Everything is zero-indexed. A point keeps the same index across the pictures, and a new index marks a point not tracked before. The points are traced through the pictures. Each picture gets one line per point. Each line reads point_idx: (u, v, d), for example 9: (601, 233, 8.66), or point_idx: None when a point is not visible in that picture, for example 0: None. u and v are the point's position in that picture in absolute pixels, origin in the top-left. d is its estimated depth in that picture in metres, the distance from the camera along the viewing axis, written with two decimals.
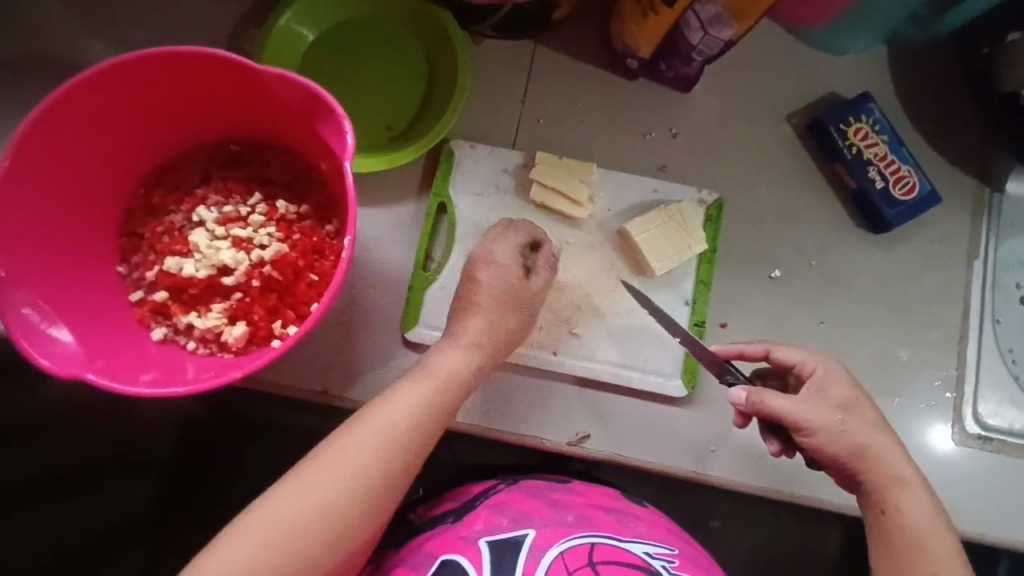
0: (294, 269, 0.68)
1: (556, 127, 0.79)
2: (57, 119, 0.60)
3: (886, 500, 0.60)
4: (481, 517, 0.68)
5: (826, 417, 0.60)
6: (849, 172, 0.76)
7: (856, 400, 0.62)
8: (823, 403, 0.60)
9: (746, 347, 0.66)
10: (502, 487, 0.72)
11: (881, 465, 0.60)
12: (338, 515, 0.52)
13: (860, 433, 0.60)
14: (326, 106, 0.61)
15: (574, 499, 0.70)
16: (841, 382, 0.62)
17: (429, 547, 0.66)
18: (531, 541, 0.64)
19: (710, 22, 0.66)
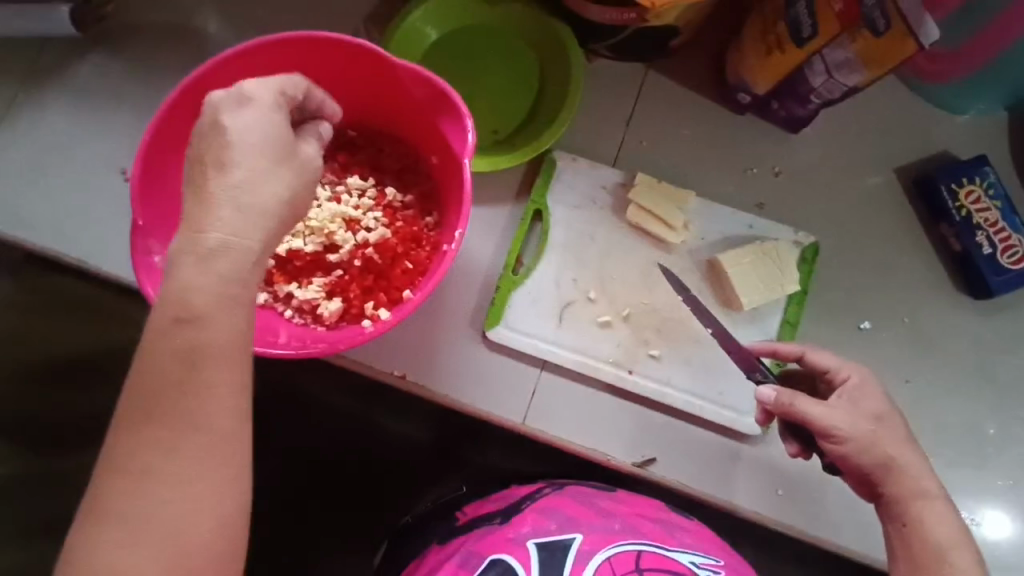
0: (393, 254, 0.71)
1: (658, 151, 0.80)
2: (207, 86, 0.65)
3: (910, 513, 0.58)
4: (529, 520, 0.69)
5: (859, 426, 0.59)
6: (955, 233, 0.75)
7: (888, 413, 0.60)
8: (856, 413, 0.59)
9: (781, 346, 0.66)
10: (549, 489, 0.74)
11: (907, 479, 0.59)
12: (183, 486, 0.43)
13: (891, 447, 0.59)
14: (451, 104, 0.65)
15: (619, 508, 0.72)
16: (875, 394, 0.61)
17: (478, 546, 0.68)
18: (577, 545, 0.66)
19: (837, 66, 0.66)
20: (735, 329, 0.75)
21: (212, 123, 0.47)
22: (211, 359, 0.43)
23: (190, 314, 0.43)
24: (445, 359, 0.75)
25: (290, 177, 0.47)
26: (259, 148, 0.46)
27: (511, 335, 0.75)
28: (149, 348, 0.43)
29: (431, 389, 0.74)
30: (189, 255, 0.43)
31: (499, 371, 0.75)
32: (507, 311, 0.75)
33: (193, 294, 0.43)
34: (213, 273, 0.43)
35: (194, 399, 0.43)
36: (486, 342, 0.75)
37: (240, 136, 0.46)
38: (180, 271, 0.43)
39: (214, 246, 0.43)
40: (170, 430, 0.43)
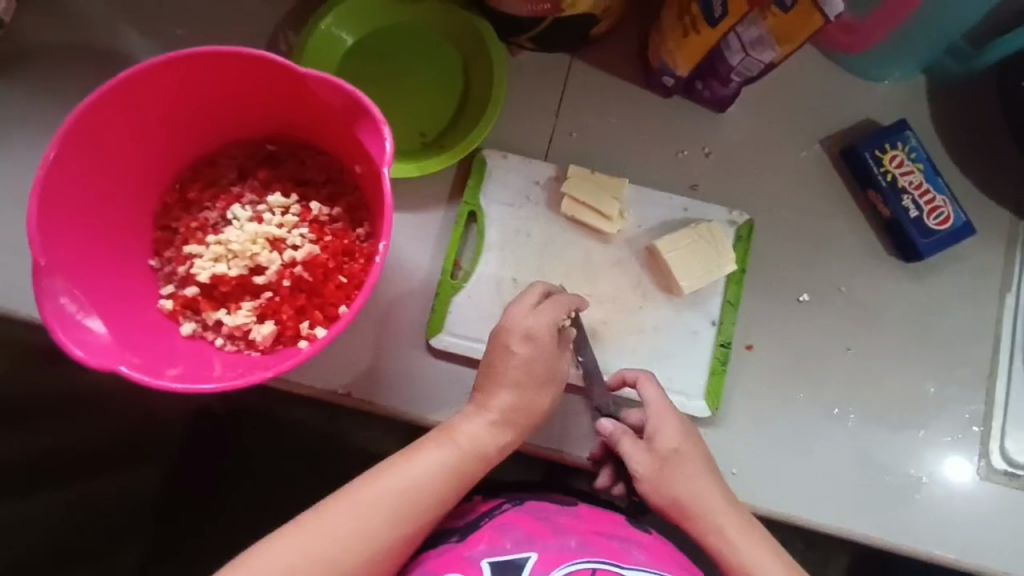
0: (324, 270, 0.69)
1: (589, 141, 0.79)
2: (102, 111, 0.61)
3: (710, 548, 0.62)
4: (485, 537, 0.70)
5: (653, 467, 0.64)
6: (883, 200, 0.76)
7: (692, 450, 0.64)
8: (655, 454, 0.64)
9: (627, 372, 0.69)
10: (508, 505, 0.75)
11: (706, 520, 0.62)
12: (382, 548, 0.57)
13: (680, 485, 0.63)
14: (366, 111, 0.63)
15: (578, 524, 0.71)
16: (685, 434, 0.65)
17: (432, 565, 0.69)
18: (531, 565, 0.66)
19: (751, 45, 0.66)
20: (677, 314, 0.75)
21: (519, 333, 0.63)
22: (457, 472, 0.61)
23: (467, 450, 0.62)
24: (390, 372, 0.73)
25: (552, 397, 0.66)
26: (542, 371, 0.64)
27: (455, 341, 0.73)
28: (415, 450, 0.61)
29: (378, 403, 0.73)
30: (482, 419, 0.63)
31: (448, 380, 0.73)
32: (449, 318, 0.74)
33: (481, 441, 0.63)
34: (490, 436, 0.63)
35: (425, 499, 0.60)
36: (430, 350, 0.74)
37: (529, 357, 0.63)
38: (480, 425, 0.63)
39: (473, 435, 0.63)
40: (391, 505, 0.58)
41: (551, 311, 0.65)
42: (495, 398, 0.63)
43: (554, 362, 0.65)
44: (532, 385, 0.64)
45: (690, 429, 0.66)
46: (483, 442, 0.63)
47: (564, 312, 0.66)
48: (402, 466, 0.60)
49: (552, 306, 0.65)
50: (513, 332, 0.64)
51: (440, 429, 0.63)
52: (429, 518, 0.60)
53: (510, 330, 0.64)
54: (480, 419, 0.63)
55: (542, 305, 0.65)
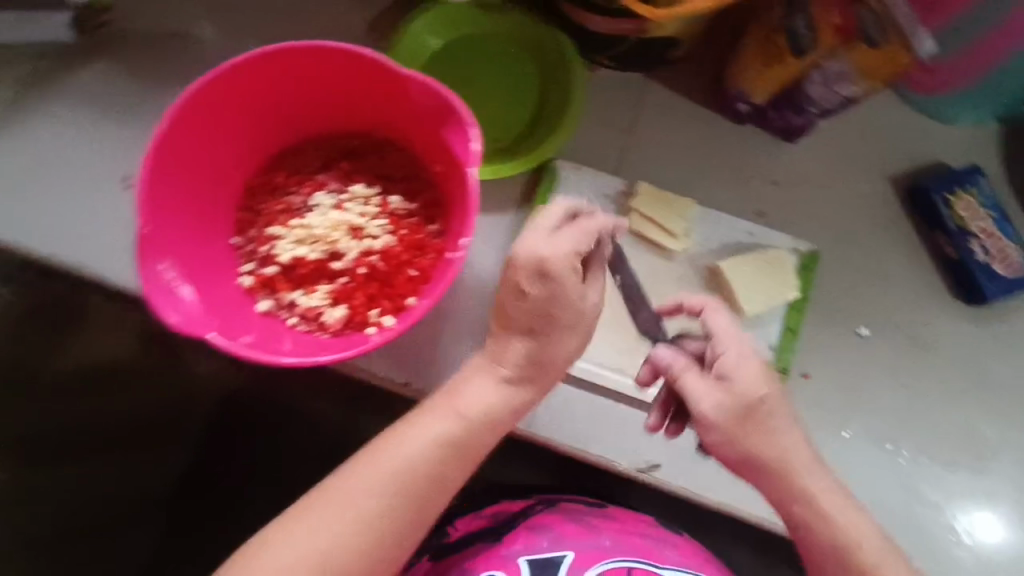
0: (397, 261, 0.71)
1: (659, 160, 0.81)
2: (210, 93, 0.65)
3: (795, 499, 0.62)
4: (520, 537, 0.73)
5: (725, 412, 0.62)
6: (950, 241, 0.76)
7: (767, 394, 0.63)
8: (726, 395, 0.63)
9: (686, 300, 0.68)
10: (542, 506, 0.77)
11: (787, 470, 0.62)
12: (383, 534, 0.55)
13: (757, 439, 0.62)
14: (456, 114, 0.65)
15: (610, 524, 0.75)
16: (758, 373, 0.63)
17: (470, 563, 0.71)
18: (569, 562, 0.71)
19: (833, 79, 0.68)
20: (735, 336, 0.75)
21: (531, 267, 0.58)
22: (454, 448, 0.59)
23: (458, 421, 0.59)
24: (450, 367, 0.75)
25: (580, 338, 0.62)
26: (562, 313, 0.59)
27: None
28: (405, 426, 0.59)
29: (435, 397, 0.74)
30: (492, 375, 0.61)
31: None
32: None
33: (478, 405, 0.60)
34: (499, 397, 0.61)
35: (418, 475, 0.57)
36: (489, 348, 0.75)
37: (563, 292, 0.58)
38: (483, 391, 0.60)
39: (486, 397, 0.60)
40: (380, 487, 0.56)
41: (580, 230, 0.59)
42: (505, 343, 0.61)
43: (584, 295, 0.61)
44: (554, 327, 0.60)
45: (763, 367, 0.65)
46: (495, 400, 0.60)
47: (589, 238, 0.59)
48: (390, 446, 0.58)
49: (579, 232, 0.59)
50: (526, 268, 0.58)
51: (427, 405, 0.60)
52: (426, 492, 0.58)
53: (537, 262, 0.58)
54: (492, 376, 0.61)
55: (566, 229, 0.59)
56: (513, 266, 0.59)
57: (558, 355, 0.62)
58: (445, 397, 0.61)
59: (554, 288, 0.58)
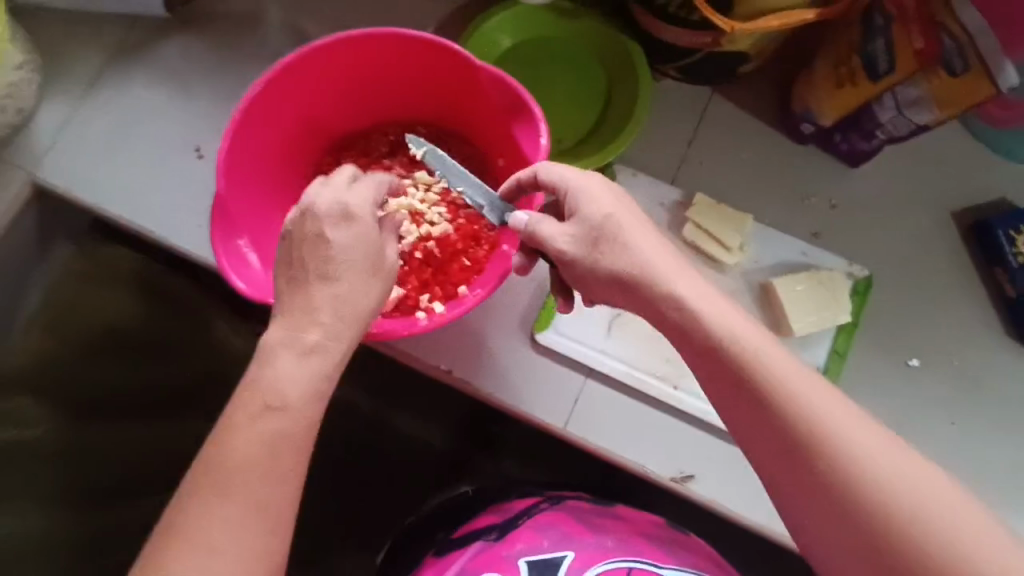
0: (452, 250, 0.73)
1: (717, 174, 0.81)
2: (294, 70, 0.67)
3: (829, 451, 0.48)
4: (523, 537, 0.75)
5: (643, 260, 0.56)
6: (1011, 279, 0.75)
7: (665, 249, 0.57)
8: (615, 247, 0.57)
9: (520, 174, 0.63)
10: (546, 504, 0.79)
11: (795, 400, 0.50)
12: (245, 544, 0.48)
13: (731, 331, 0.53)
14: (527, 109, 0.67)
15: (614, 524, 0.78)
16: (643, 227, 0.58)
17: (473, 562, 0.74)
18: (569, 563, 0.73)
19: (906, 105, 0.67)
20: None
21: (315, 232, 0.55)
22: (235, 415, 0.51)
23: (283, 398, 0.51)
24: (494, 359, 0.75)
25: (380, 285, 0.56)
26: (356, 257, 0.55)
27: (561, 341, 0.76)
28: (231, 425, 0.50)
29: (476, 387, 0.74)
30: (289, 347, 0.52)
31: (545, 377, 0.75)
32: (557, 318, 0.76)
33: (287, 387, 0.51)
34: (310, 362, 0.52)
35: (266, 473, 0.49)
36: (533, 344, 0.76)
37: (340, 248, 0.55)
38: (277, 361, 0.52)
39: (315, 340, 0.52)
40: (244, 465, 0.49)
41: (557, 173, 0.60)
42: (298, 298, 0.54)
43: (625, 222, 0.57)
44: (326, 274, 0.54)
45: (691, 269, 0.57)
46: (326, 351, 0.53)
47: (570, 174, 0.60)
48: (228, 451, 0.49)
49: (360, 185, 0.59)
50: (327, 214, 0.56)
51: (232, 403, 0.51)
52: (281, 488, 0.50)
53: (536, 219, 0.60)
54: (288, 338, 0.52)
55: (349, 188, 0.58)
56: (310, 216, 0.56)
57: (355, 310, 0.54)
58: (244, 391, 0.51)
59: (338, 223, 0.56)
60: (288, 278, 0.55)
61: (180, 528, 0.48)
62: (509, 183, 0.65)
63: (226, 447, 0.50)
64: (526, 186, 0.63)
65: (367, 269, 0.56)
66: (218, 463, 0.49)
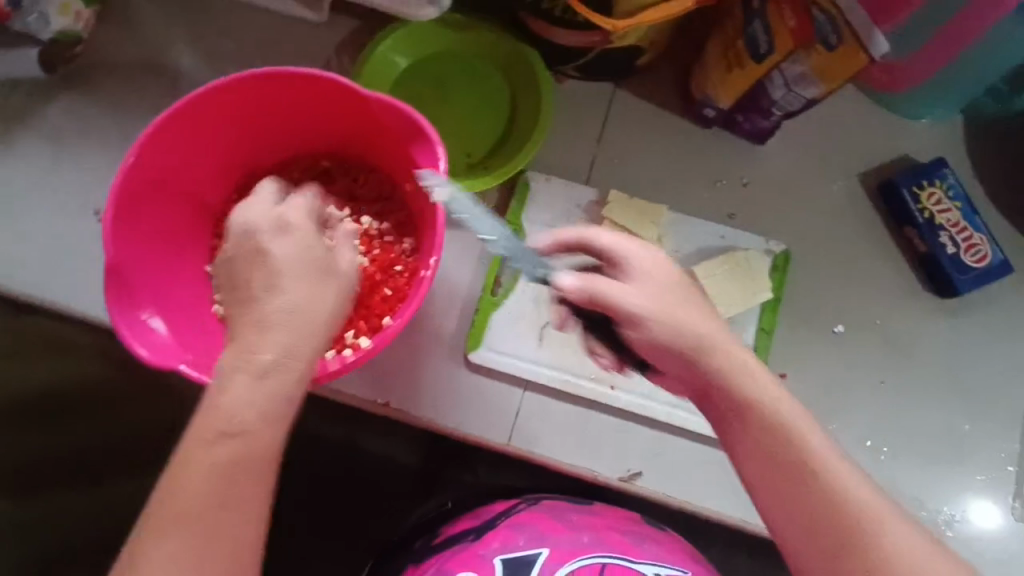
0: (371, 282, 0.72)
1: (630, 168, 0.82)
2: (178, 124, 0.65)
3: (809, 470, 0.51)
4: (498, 535, 0.74)
5: (709, 320, 0.55)
6: (919, 235, 0.77)
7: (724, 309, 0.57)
8: (690, 303, 0.55)
9: (568, 232, 0.58)
10: (524, 505, 0.78)
11: (776, 415, 0.52)
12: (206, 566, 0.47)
13: (713, 343, 0.54)
14: (422, 133, 0.66)
15: (592, 520, 0.76)
16: (666, 267, 0.57)
17: (449, 563, 0.73)
18: (543, 559, 0.72)
19: (794, 81, 0.68)
20: None
21: (259, 243, 0.57)
22: (198, 437, 0.50)
23: (244, 424, 0.50)
24: (429, 384, 0.75)
25: (333, 292, 0.57)
26: (305, 266, 0.56)
27: (494, 357, 0.75)
28: (193, 446, 0.49)
29: (414, 414, 0.74)
30: (244, 369, 0.51)
31: (484, 394, 0.75)
32: (488, 334, 0.76)
33: (242, 411, 0.50)
34: (266, 387, 0.51)
35: (225, 496, 0.48)
36: (468, 364, 0.76)
37: (285, 258, 0.56)
38: (234, 388, 0.50)
39: (270, 363, 0.51)
40: (208, 486, 0.48)
41: (609, 240, 0.57)
42: (252, 313, 0.54)
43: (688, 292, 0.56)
44: (277, 281, 0.55)
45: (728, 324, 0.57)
46: (290, 370, 0.52)
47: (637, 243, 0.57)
48: (185, 481, 0.48)
49: (286, 204, 0.62)
50: (267, 224, 0.58)
51: (193, 424, 0.50)
52: (245, 510, 0.49)
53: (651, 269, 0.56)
54: (242, 350, 0.52)
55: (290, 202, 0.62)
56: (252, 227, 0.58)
57: (314, 312, 0.54)
58: (204, 413, 0.50)
59: (278, 227, 0.58)
60: (238, 297, 0.56)
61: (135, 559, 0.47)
62: (553, 238, 0.59)
63: (182, 477, 0.48)
64: (573, 246, 0.59)
65: (317, 272, 0.56)
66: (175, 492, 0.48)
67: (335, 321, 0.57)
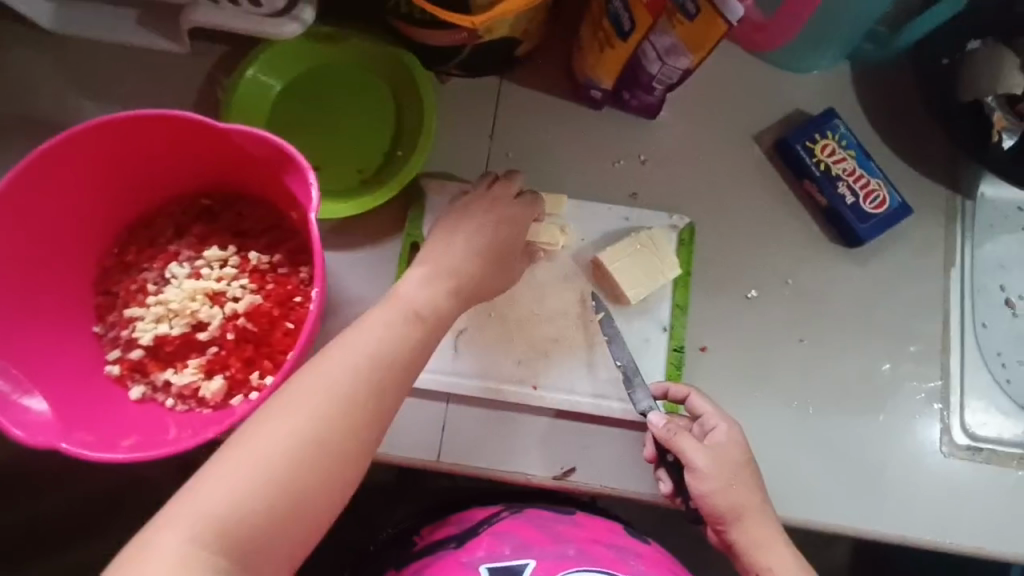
0: (269, 318, 0.68)
1: (526, 160, 0.80)
2: (26, 187, 0.62)
3: (761, 563, 0.66)
4: (483, 543, 0.72)
5: (723, 471, 0.67)
6: (819, 188, 0.77)
7: (738, 447, 0.68)
8: (722, 463, 0.67)
9: (672, 386, 0.71)
10: (507, 513, 0.74)
11: (755, 529, 0.66)
12: (298, 484, 0.50)
13: (747, 493, 0.67)
14: (288, 157, 0.62)
15: (577, 531, 0.73)
16: (738, 444, 0.68)
17: (430, 571, 0.71)
18: (529, 572, 0.70)
19: (666, 53, 0.67)
20: (628, 324, 0.76)
21: (462, 214, 0.69)
22: (328, 354, 0.55)
23: (372, 355, 0.55)
24: None
25: (501, 278, 0.71)
26: (498, 247, 0.69)
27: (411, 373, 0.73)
28: (324, 358, 0.54)
29: None
30: (408, 304, 0.60)
31: (405, 413, 0.73)
32: None
33: (383, 345, 0.56)
34: (411, 331, 0.59)
35: (342, 425, 0.52)
36: None
37: (474, 238, 0.68)
38: (378, 320, 0.58)
39: (410, 305, 0.60)
40: (329, 406, 0.52)
41: (705, 408, 0.69)
42: (443, 252, 0.66)
43: (744, 455, 0.68)
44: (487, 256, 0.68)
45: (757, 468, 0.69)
46: (434, 310, 0.61)
47: (721, 414, 0.69)
48: (304, 385, 0.53)
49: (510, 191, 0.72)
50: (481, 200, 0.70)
51: (337, 341, 0.56)
52: (353, 444, 0.52)
53: (682, 433, 0.68)
54: (426, 279, 0.63)
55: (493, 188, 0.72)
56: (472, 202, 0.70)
57: (481, 273, 0.67)
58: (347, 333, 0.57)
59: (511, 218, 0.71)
60: (445, 231, 0.68)
61: (241, 443, 0.50)
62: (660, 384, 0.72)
63: (297, 384, 0.53)
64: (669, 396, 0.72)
65: (483, 254, 0.68)
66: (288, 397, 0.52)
67: (478, 291, 0.67)
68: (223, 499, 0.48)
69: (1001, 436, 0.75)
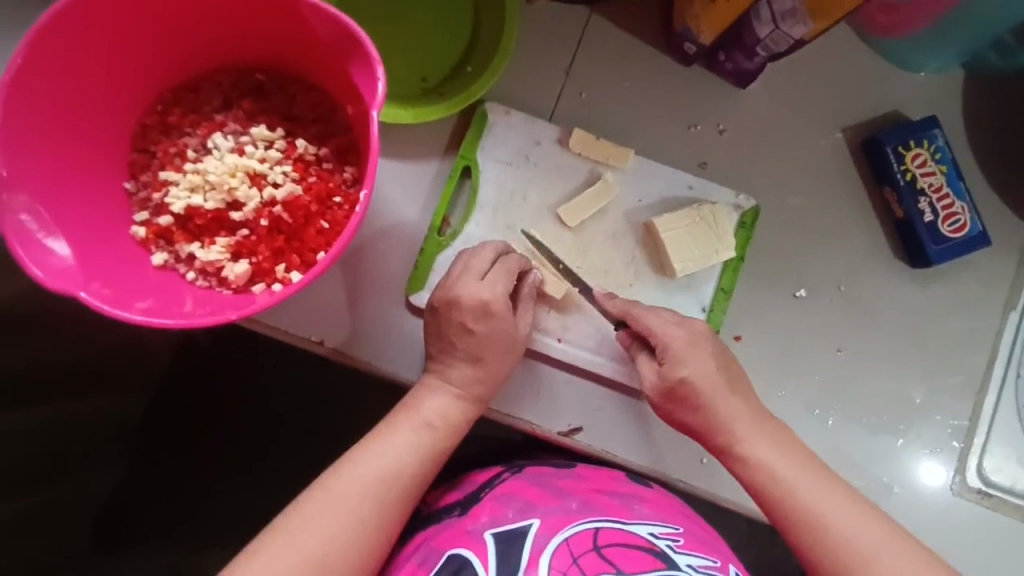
0: (305, 213, 0.65)
1: (599, 105, 0.75)
2: (79, 17, 0.57)
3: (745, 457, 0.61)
4: (487, 510, 0.63)
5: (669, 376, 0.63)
6: (898, 199, 0.72)
7: (696, 368, 0.63)
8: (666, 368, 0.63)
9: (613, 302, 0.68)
10: (508, 475, 0.69)
11: (725, 425, 0.62)
12: (367, 523, 0.56)
13: (706, 392, 0.62)
14: (356, 43, 0.58)
15: (578, 485, 0.66)
16: (693, 346, 0.64)
17: (437, 542, 0.62)
18: (535, 530, 0.60)
19: (783, 16, 0.61)
20: (667, 297, 0.73)
21: (447, 286, 0.65)
22: (388, 424, 0.62)
23: (433, 424, 0.62)
24: (370, 327, 0.72)
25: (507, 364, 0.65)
26: (500, 341, 0.65)
27: None
28: (385, 430, 0.62)
29: (352, 357, 0.72)
30: (423, 408, 0.63)
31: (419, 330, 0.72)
32: (431, 277, 0.72)
33: (437, 413, 0.63)
34: (444, 408, 0.63)
35: (408, 473, 0.60)
36: (410, 307, 0.72)
37: (477, 329, 0.64)
38: (423, 402, 0.63)
39: (431, 406, 0.63)
40: (399, 460, 0.60)
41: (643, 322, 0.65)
42: (443, 348, 0.64)
43: (696, 371, 0.63)
44: (486, 350, 0.64)
45: (727, 382, 0.63)
46: (449, 418, 0.63)
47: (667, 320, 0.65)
48: (312, 505, 0.56)
49: (498, 273, 0.66)
50: (469, 310, 0.64)
51: (397, 410, 0.63)
52: (414, 488, 0.60)
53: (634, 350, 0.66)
54: (436, 387, 0.64)
55: (486, 262, 0.66)
56: (456, 308, 0.64)
57: (489, 370, 0.65)
58: (401, 410, 0.63)
59: (498, 300, 0.65)
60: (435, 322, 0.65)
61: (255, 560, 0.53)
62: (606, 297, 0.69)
63: (318, 496, 0.57)
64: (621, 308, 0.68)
65: (498, 345, 0.65)
66: (303, 510, 0.56)
67: (487, 391, 0.65)
68: (317, 536, 0.54)
69: (1014, 485, 0.74)
